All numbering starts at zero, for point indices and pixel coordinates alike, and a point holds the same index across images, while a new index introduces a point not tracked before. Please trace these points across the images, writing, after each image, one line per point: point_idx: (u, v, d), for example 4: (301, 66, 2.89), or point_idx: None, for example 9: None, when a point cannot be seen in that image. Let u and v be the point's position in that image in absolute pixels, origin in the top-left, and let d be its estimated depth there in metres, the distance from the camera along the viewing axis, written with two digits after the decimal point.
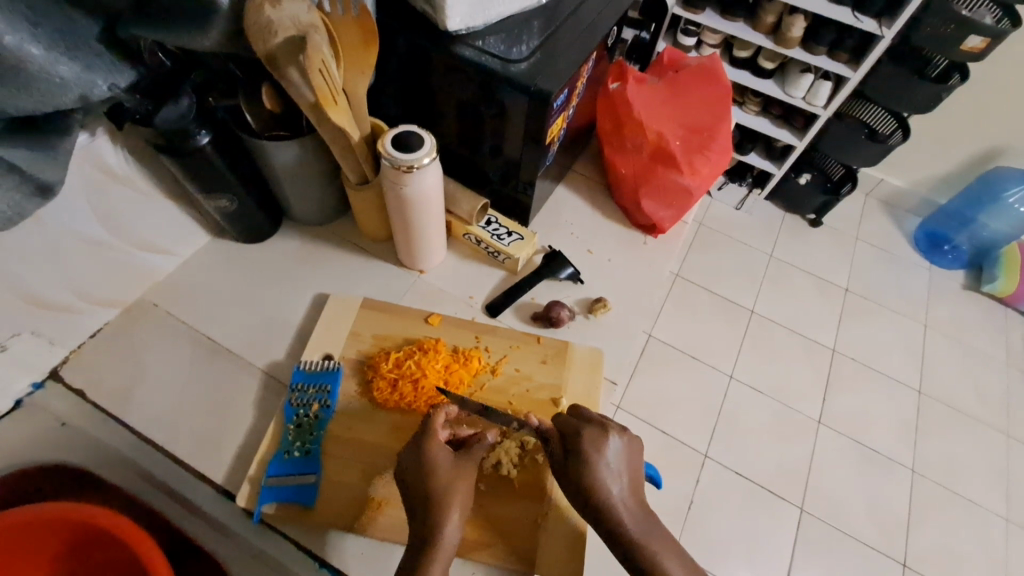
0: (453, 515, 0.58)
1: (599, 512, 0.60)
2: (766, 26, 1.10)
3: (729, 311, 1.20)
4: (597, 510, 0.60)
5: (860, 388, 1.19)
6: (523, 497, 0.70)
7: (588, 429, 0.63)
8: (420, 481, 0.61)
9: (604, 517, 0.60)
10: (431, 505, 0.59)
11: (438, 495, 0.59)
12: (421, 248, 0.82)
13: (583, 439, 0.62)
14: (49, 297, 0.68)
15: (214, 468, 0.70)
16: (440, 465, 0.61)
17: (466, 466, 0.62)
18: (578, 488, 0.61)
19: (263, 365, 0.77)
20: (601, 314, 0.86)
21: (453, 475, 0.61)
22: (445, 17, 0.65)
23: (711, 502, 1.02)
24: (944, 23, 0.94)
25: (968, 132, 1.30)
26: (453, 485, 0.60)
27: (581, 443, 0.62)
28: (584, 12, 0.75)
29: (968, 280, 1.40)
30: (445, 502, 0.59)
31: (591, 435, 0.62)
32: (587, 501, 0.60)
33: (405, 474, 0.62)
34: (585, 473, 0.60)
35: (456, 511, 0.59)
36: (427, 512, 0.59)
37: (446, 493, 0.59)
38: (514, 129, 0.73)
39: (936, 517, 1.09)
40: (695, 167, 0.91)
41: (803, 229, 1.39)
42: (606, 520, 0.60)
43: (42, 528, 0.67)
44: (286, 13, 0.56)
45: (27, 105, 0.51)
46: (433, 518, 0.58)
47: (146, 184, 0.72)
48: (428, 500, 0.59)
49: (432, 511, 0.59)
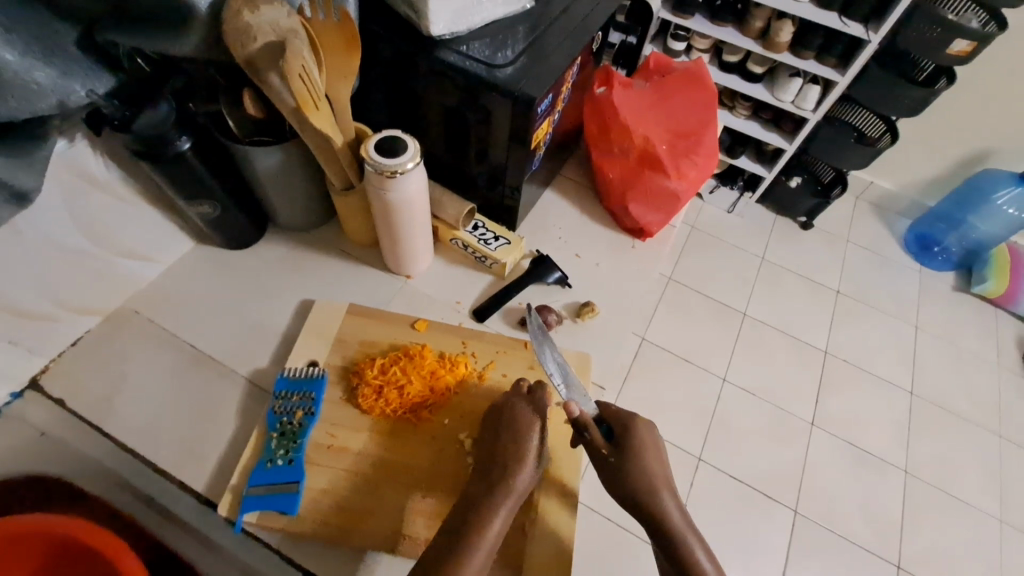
0: (527, 466, 0.65)
1: (633, 494, 0.65)
2: (755, 31, 1.10)
3: (720, 314, 1.20)
4: (643, 491, 0.64)
5: (852, 390, 1.18)
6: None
7: (633, 421, 0.68)
8: (507, 431, 0.67)
9: (649, 500, 0.64)
10: (511, 450, 0.65)
11: (524, 448, 0.66)
12: (407, 255, 0.81)
13: (632, 429, 0.68)
14: (28, 306, 0.67)
15: (195, 477, 0.69)
16: (522, 419, 0.68)
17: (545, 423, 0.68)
18: (622, 477, 0.65)
19: (247, 373, 0.76)
20: (588, 318, 0.85)
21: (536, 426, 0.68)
22: (428, 21, 0.65)
23: (705, 506, 1.01)
24: (930, 27, 0.95)
25: (954, 134, 1.31)
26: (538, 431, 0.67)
27: (632, 433, 0.68)
28: (570, 15, 0.75)
29: (959, 281, 1.41)
30: (526, 454, 0.65)
31: (643, 428, 0.68)
32: (625, 482, 0.65)
33: (495, 432, 0.68)
34: (629, 458, 0.66)
35: (532, 462, 0.65)
36: (505, 460, 0.65)
37: (529, 449, 0.66)
38: (498, 134, 0.73)
39: (928, 517, 1.08)
40: (682, 171, 0.91)
41: (793, 232, 1.39)
42: (656, 502, 0.64)
43: (13, 543, 0.65)
44: (264, 19, 0.57)
45: (3, 111, 0.50)
46: (509, 466, 0.64)
47: (127, 190, 0.71)
48: (513, 453, 0.65)
49: (511, 454, 0.65)
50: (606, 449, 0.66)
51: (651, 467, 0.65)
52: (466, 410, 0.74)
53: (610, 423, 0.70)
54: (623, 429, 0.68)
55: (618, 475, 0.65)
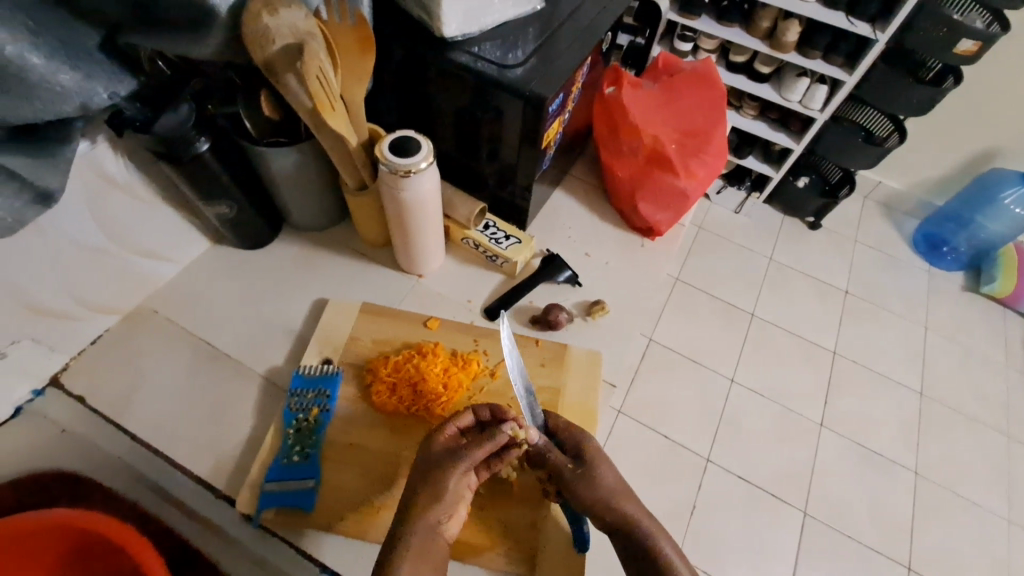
0: (437, 499, 0.57)
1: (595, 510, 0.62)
2: (761, 31, 1.11)
3: (728, 315, 1.20)
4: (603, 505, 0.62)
5: (861, 391, 1.18)
6: (518, 505, 0.70)
7: (585, 437, 0.67)
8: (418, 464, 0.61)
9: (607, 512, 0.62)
10: (416, 492, 0.58)
11: (434, 478, 0.58)
12: (420, 254, 0.82)
13: (585, 446, 0.66)
14: (48, 304, 0.68)
15: (213, 473, 0.70)
16: (439, 456, 0.60)
17: (468, 456, 0.59)
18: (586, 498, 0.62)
19: (263, 370, 0.77)
20: (599, 316, 0.86)
21: (449, 462, 0.59)
22: (441, 24, 0.66)
23: (714, 507, 1.00)
24: (937, 26, 0.95)
25: (961, 133, 1.31)
26: (455, 471, 0.59)
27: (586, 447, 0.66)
28: (579, 16, 0.76)
29: (967, 282, 1.40)
30: (431, 488, 0.58)
31: (595, 445, 0.66)
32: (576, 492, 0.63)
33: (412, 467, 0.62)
34: (590, 476, 0.63)
35: (445, 497, 0.58)
36: (412, 497, 0.58)
37: (434, 480, 0.58)
38: (509, 134, 0.74)
39: (936, 518, 1.08)
40: (691, 170, 0.92)
41: (802, 232, 1.39)
42: (615, 513, 0.62)
43: (35, 537, 0.66)
44: (284, 21, 0.58)
45: (29, 113, 0.52)
46: (411, 503, 0.57)
47: (146, 190, 0.72)
48: (416, 487, 0.58)
49: (418, 496, 0.57)
50: (568, 464, 0.64)
51: (605, 481, 0.63)
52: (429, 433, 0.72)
53: (562, 438, 0.68)
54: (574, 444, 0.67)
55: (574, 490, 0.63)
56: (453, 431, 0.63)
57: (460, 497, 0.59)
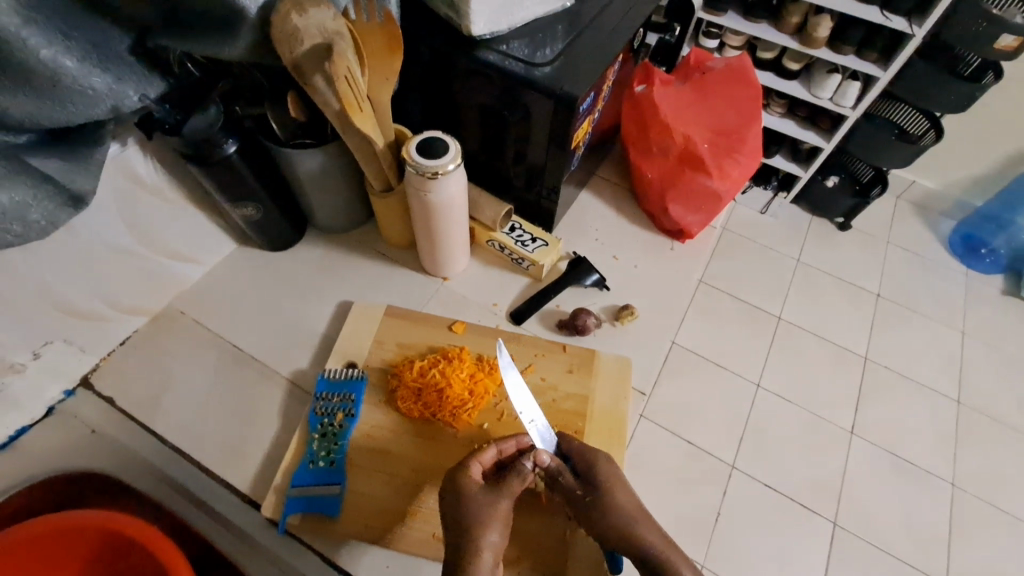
0: (489, 541, 0.55)
1: (608, 532, 0.60)
2: (791, 26, 1.07)
3: (755, 319, 1.14)
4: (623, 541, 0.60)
5: (893, 399, 1.11)
6: (541, 514, 0.68)
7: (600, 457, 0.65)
8: (452, 503, 0.59)
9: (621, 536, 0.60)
10: (462, 535, 0.56)
11: (480, 519, 0.56)
12: (445, 256, 0.81)
13: (598, 465, 0.64)
14: (78, 305, 0.68)
15: (239, 476, 0.70)
16: (472, 493, 0.58)
17: (500, 492, 0.59)
18: (600, 521, 0.61)
19: (287, 373, 0.77)
20: (628, 321, 0.85)
21: (485, 500, 0.58)
22: (469, 22, 0.65)
23: (738, 516, 0.93)
24: (976, 21, 0.90)
25: (1001, 131, 1.25)
26: (495, 510, 0.57)
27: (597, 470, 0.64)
28: (608, 14, 0.74)
29: (1007, 286, 1.31)
30: (478, 529, 0.56)
31: (611, 472, 0.64)
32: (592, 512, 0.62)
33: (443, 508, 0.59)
34: (602, 495, 0.62)
35: (491, 541, 0.55)
36: (460, 542, 0.55)
37: (480, 520, 0.56)
38: (538, 134, 0.72)
39: (977, 534, 1.00)
40: (724, 170, 0.88)
41: (831, 233, 1.33)
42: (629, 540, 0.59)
43: (60, 539, 0.65)
44: (312, 21, 0.57)
45: (62, 116, 0.53)
46: (464, 550, 0.55)
47: (174, 193, 0.72)
48: (461, 530, 0.56)
49: (470, 538, 0.55)
50: (579, 488, 0.63)
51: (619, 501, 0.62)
52: (456, 454, 0.70)
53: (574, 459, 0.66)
54: (585, 465, 0.65)
55: (590, 510, 0.62)
56: (478, 468, 0.62)
57: (504, 531, 0.57)
